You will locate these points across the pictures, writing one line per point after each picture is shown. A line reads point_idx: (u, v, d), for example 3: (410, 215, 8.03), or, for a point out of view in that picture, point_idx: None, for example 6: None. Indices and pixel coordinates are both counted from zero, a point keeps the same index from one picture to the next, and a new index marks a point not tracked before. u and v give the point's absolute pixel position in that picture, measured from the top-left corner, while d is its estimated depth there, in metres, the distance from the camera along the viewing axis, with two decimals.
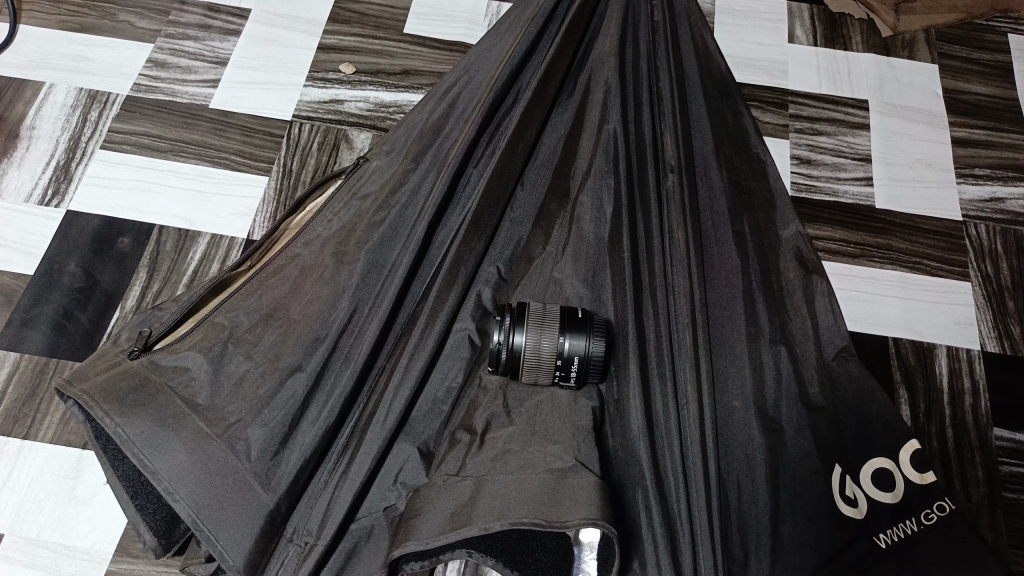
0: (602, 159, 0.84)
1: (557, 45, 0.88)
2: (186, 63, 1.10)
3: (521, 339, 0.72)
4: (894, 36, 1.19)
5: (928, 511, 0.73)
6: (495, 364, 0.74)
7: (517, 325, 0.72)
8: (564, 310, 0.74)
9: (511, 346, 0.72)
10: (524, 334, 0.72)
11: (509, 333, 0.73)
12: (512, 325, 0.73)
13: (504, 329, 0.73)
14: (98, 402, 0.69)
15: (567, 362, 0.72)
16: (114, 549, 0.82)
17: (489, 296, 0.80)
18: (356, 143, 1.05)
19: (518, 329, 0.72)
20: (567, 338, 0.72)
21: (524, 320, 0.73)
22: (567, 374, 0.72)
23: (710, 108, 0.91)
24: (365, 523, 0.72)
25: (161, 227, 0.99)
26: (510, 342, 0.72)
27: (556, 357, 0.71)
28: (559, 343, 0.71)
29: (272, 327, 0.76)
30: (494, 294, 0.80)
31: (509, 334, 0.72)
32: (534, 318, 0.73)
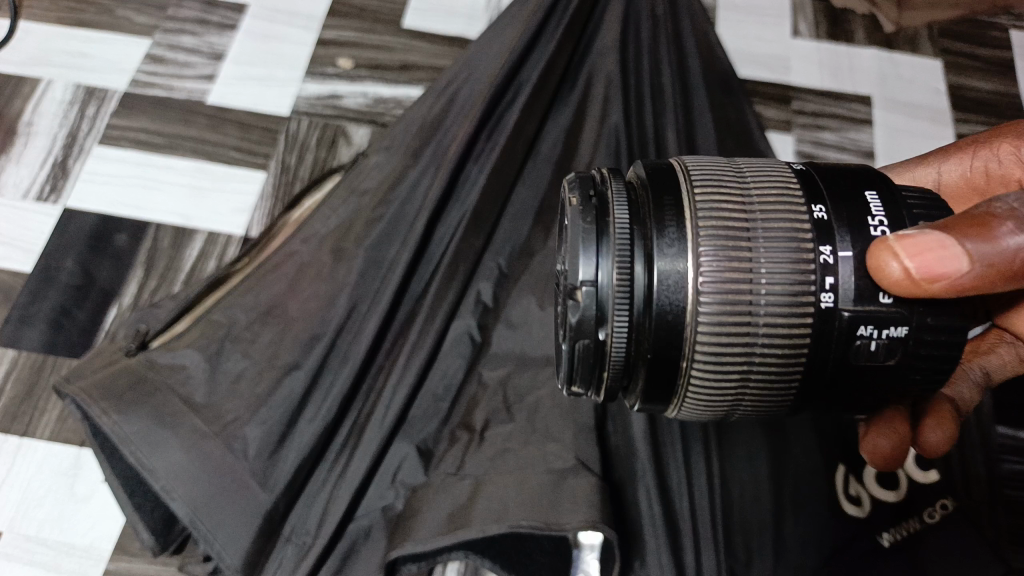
0: (603, 154, 0.83)
1: (558, 38, 0.85)
2: (183, 58, 1.09)
3: (640, 273, 0.53)
4: (897, 31, 1.18)
5: (923, 510, 0.72)
6: (645, 337, 0.53)
7: (636, 253, 0.53)
8: (680, 184, 0.55)
9: (620, 271, 0.53)
10: (642, 266, 0.53)
11: (622, 265, 0.53)
12: (624, 254, 0.53)
13: (610, 255, 0.53)
14: (95, 400, 0.70)
15: (774, 260, 0.52)
16: (112, 548, 0.82)
17: (589, 303, 0.53)
18: (354, 139, 1.04)
19: (641, 256, 0.53)
20: (758, 246, 0.53)
21: (663, 221, 0.53)
22: (776, 279, 0.52)
23: (712, 102, 0.90)
24: (361, 524, 0.72)
25: (158, 224, 0.98)
26: (627, 277, 0.53)
27: (761, 258, 0.52)
28: (716, 236, 0.52)
29: (270, 324, 0.75)
30: (619, 304, 0.53)
31: (624, 265, 0.53)
32: (640, 211, 0.55)
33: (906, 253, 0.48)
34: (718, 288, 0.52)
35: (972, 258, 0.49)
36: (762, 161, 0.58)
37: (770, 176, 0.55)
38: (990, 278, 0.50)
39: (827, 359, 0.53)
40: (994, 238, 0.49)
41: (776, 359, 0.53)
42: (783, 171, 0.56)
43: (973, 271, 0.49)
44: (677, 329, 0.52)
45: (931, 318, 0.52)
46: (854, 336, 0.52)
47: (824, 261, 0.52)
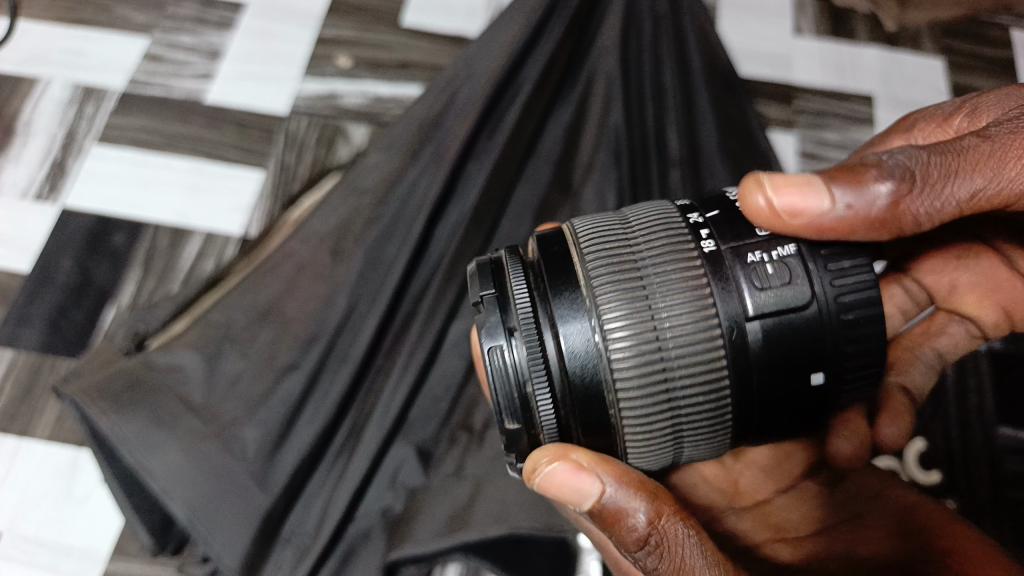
0: (604, 151, 0.83)
1: (559, 34, 0.84)
2: (182, 57, 1.09)
3: (548, 343, 0.53)
4: (899, 30, 1.17)
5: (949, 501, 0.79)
6: (570, 396, 0.52)
7: (543, 326, 0.53)
8: (569, 248, 0.55)
9: (530, 348, 0.52)
10: (548, 335, 0.53)
11: (527, 337, 0.53)
12: (529, 332, 0.53)
13: (517, 334, 0.53)
14: (92, 400, 0.69)
15: (682, 305, 0.51)
16: (109, 549, 0.81)
17: (509, 389, 0.53)
18: (353, 138, 1.03)
19: (547, 325, 0.53)
20: (662, 295, 0.51)
21: (558, 288, 0.53)
22: (678, 315, 0.51)
23: (716, 99, 0.88)
24: (361, 525, 0.71)
25: (156, 224, 0.98)
26: (532, 347, 0.53)
27: (660, 304, 0.51)
28: (616, 292, 0.52)
29: (268, 325, 0.75)
30: (534, 374, 0.52)
31: (527, 338, 0.53)
32: (535, 278, 0.56)
33: (769, 187, 0.51)
34: (627, 328, 0.51)
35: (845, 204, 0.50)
36: (646, 208, 0.57)
37: (655, 220, 0.55)
38: (852, 223, 0.51)
39: (766, 370, 0.52)
40: (862, 185, 0.50)
41: (700, 391, 0.52)
42: (664, 211, 0.56)
43: (819, 203, 0.50)
44: (592, 388, 0.52)
45: (851, 303, 0.52)
46: (777, 347, 0.51)
47: (723, 300, 0.51)
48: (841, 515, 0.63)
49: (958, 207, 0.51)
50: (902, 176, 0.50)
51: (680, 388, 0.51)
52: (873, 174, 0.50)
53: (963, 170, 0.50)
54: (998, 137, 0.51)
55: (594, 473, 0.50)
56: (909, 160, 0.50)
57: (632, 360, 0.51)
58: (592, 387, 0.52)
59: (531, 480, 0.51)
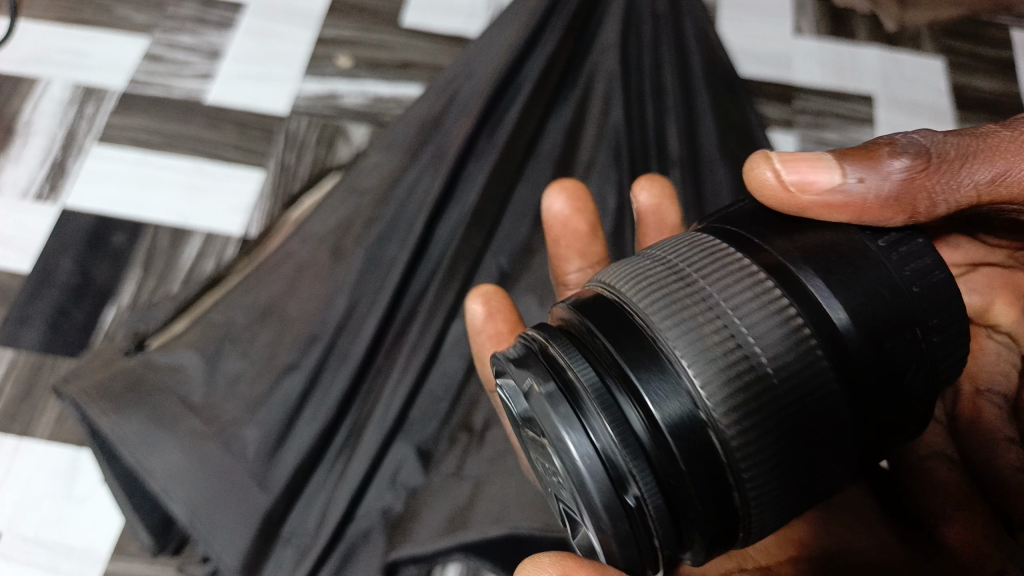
0: (605, 151, 0.85)
1: (559, 34, 0.84)
2: (182, 57, 1.09)
3: (631, 412, 0.46)
4: (898, 30, 1.17)
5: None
6: (675, 465, 0.45)
7: (616, 388, 0.47)
8: (621, 308, 0.49)
9: (611, 421, 0.46)
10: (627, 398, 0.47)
11: (608, 411, 0.46)
12: (605, 404, 0.46)
13: (591, 409, 0.47)
14: (93, 400, 0.69)
15: (777, 344, 0.46)
16: (110, 549, 0.81)
17: (595, 473, 0.46)
18: (353, 138, 1.03)
19: (626, 394, 0.47)
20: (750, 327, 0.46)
21: (626, 346, 0.47)
22: (772, 351, 0.46)
23: (717, 97, 0.88)
24: (362, 524, 0.71)
25: (156, 224, 0.98)
26: (616, 420, 0.46)
27: (745, 333, 0.46)
28: (695, 334, 0.46)
29: (268, 324, 0.75)
30: (633, 460, 0.45)
31: (607, 413, 0.46)
32: (586, 347, 0.49)
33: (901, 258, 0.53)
34: (719, 371, 0.45)
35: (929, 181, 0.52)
36: (677, 245, 0.52)
37: (692, 254, 0.50)
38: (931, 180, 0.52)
39: (868, 391, 0.47)
40: (878, 163, 0.52)
41: (817, 424, 0.46)
42: (703, 245, 0.51)
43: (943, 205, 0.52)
44: (701, 437, 0.45)
45: (914, 283, 0.49)
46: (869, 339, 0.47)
47: (811, 320, 0.47)
48: (860, 541, 0.62)
49: (976, 190, 0.53)
50: (915, 182, 0.51)
51: (790, 427, 0.46)
52: (893, 157, 0.52)
53: (941, 170, 0.52)
54: (949, 138, 0.53)
55: None
56: (911, 182, 0.51)
57: (733, 396, 0.45)
58: (690, 433, 0.45)
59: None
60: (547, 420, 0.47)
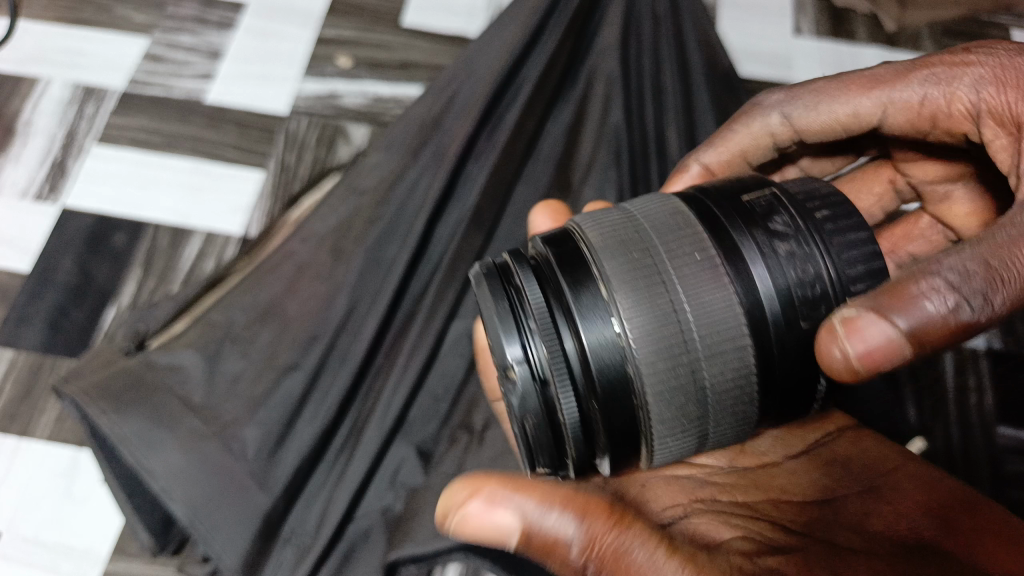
0: (605, 150, 0.83)
1: (559, 34, 0.84)
2: (181, 57, 1.09)
3: (569, 342, 0.50)
4: (898, 31, 1.17)
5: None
6: (593, 397, 0.49)
7: (560, 321, 0.50)
8: (581, 247, 0.54)
9: (549, 344, 0.50)
10: (569, 333, 0.50)
11: (547, 335, 0.50)
12: (547, 330, 0.50)
13: (534, 335, 0.51)
14: (93, 400, 0.69)
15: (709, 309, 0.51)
16: (110, 549, 0.82)
17: (528, 391, 0.50)
18: (353, 138, 1.03)
19: (570, 326, 0.50)
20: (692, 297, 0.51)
21: (580, 284, 0.51)
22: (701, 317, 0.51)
23: (717, 98, 0.88)
24: (361, 524, 0.71)
25: (156, 224, 0.98)
26: (552, 346, 0.50)
27: (686, 300, 0.51)
28: (639, 291, 0.50)
29: (268, 324, 0.75)
30: (558, 379, 0.49)
31: (546, 337, 0.50)
32: (545, 280, 0.53)
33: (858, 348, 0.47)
34: (656, 333, 0.50)
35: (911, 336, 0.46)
36: (645, 202, 0.57)
37: (657, 214, 0.55)
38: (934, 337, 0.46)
39: (783, 371, 0.52)
40: (915, 304, 0.45)
41: (725, 395, 0.52)
42: (669, 207, 0.56)
43: (899, 358, 0.46)
44: (625, 388, 0.50)
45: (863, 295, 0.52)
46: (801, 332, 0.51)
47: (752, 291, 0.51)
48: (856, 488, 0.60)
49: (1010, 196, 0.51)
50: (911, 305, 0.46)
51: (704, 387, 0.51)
52: (931, 301, 0.45)
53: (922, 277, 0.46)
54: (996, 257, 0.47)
55: (508, 504, 0.50)
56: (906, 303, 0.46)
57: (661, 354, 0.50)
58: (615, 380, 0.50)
59: (449, 524, 0.52)
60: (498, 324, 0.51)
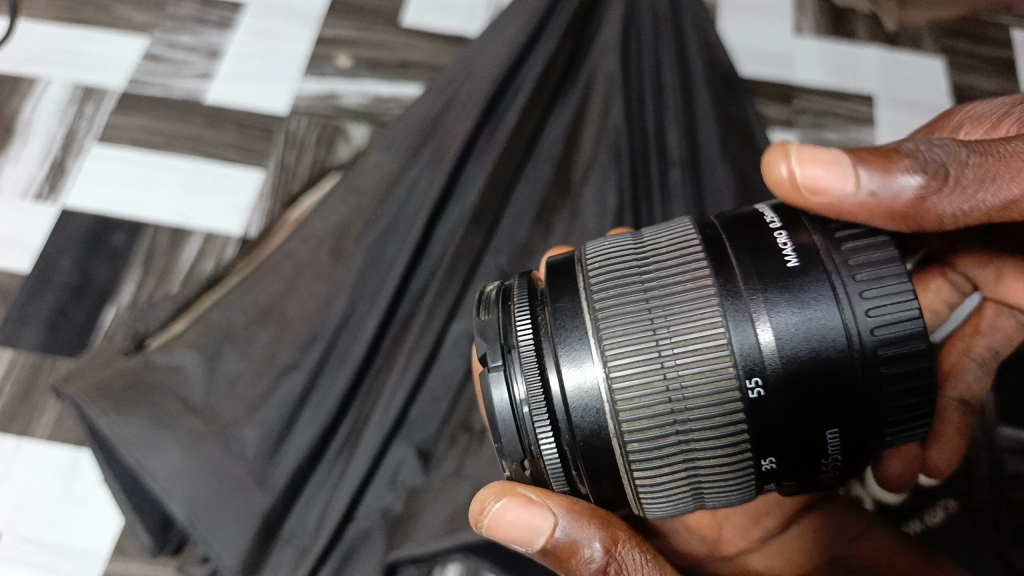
0: (605, 151, 0.83)
1: (559, 33, 0.84)
2: (181, 57, 1.09)
3: (553, 383, 0.51)
4: (898, 30, 1.17)
5: (913, 523, 0.74)
6: (575, 439, 0.51)
7: (544, 359, 0.52)
8: (575, 280, 0.54)
9: (529, 381, 0.52)
10: (554, 375, 0.51)
11: (532, 376, 0.52)
12: (530, 368, 0.52)
13: (517, 369, 0.52)
14: (93, 400, 0.69)
15: (694, 350, 0.49)
16: (109, 549, 0.81)
17: (505, 415, 0.52)
18: (353, 138, 1.03)
19: (552, 364, 0.51)
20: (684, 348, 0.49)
21: (562, 321, 0.52)
22: (684, 356, 0.49)
23: (718, 97, 0.88)
24: (361, 525, 0.71)
25: (156, 224, 0.98)
26: (535, 386, 0.51)
27: (673, 349, 0.49)
28: (622, 337, 0.50)
29: (268, 324, 0.74)
30: (537, 419, 0.51)
31: (531, 377, 0.52)
32: (540, 315, 0.54)
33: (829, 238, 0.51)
34: (630, 373, 0.50)
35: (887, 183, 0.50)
36: (660, 228, 0.56)
37: (672, 242, 0.53)
38: (871, 211, 0.50)
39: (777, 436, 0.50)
40: (891, 172, 0.49)
41: (710, 439, 0.50)
42: (679, 234, 0.54)
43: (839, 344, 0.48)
44: (599, 437, 0.50)
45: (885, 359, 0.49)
46: (800, 380, 0.48)
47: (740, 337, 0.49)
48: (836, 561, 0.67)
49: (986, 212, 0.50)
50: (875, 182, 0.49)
51: (686, 428, 0.50)
52: (902, 162, 0.50)
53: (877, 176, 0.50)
54: (973, 157, 0.50)
55: (545, 507, 0.50)
56: (883, 178, 0.49)
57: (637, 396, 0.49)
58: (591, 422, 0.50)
59: (479, 526, 0.51)
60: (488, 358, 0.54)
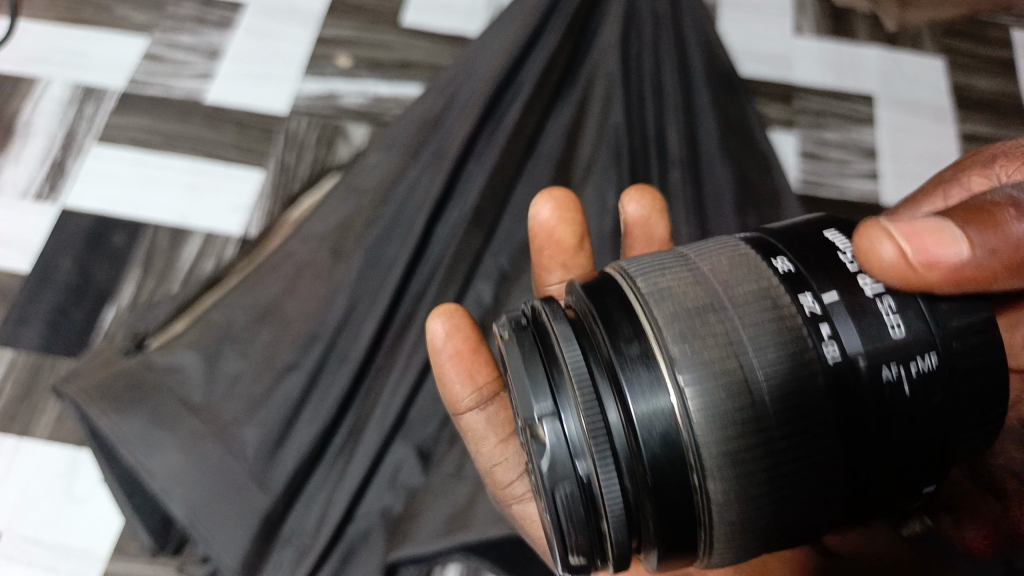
0: (605, 151, 0.83)
1: (559, 34, 0.84)
2: (181, 57, 1.09)
3: (614, 413, 0.44)
4: (898, 31, 1.17)
5: None
6: (643, 481, 0.42)
7: (600, 381, 0.44)
8: (626, 298, 0.46)
9: (589, 415, 0.43)
10: (614, 404, 0.44)
11: (591, 408, 0.44)
12: (586, 399, 0.44)
13: (573, 400, 0.45)
14: (92, 400, 0.69)
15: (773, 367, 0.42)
16: (110, 549, 0.81)
17: (560, 449, 0.44)
18: (353, 138, 1.03)
19: (611, 395, 0.44)
20: (762, 356, 0.42)
21: (620, 343, 0.44)
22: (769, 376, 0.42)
23: (717, 98, 0.88)
24: (361, 525, 0.71)
25: (156, 224, 0.97)
26: (597, 417, 0.44)
27: (755, 360, 0.42)
28: (694, 352, 0.42)
29: (268, 324, 0.74)
30: (601, 464, 0.43)
31: (592, 408, 0.44)
32: (587, 342, 0.46)
33: (899, 233, 0.45)
34: (715, 396, 0.41)
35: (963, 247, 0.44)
36: (704, 243, 0.49)
37: (721, 255, 0.47)
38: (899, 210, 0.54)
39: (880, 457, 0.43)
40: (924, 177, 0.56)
41: (817, 469, 0.42)
42: (728, 247, 0.48)
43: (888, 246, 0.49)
44: (680, 473, 0.42)
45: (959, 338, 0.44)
46: (903, 399, 0.43)
47: (833, 353, 0.42)
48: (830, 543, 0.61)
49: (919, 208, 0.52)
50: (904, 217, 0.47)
51: (775, 458, 0.41)
52: (999, 224, 0.45)
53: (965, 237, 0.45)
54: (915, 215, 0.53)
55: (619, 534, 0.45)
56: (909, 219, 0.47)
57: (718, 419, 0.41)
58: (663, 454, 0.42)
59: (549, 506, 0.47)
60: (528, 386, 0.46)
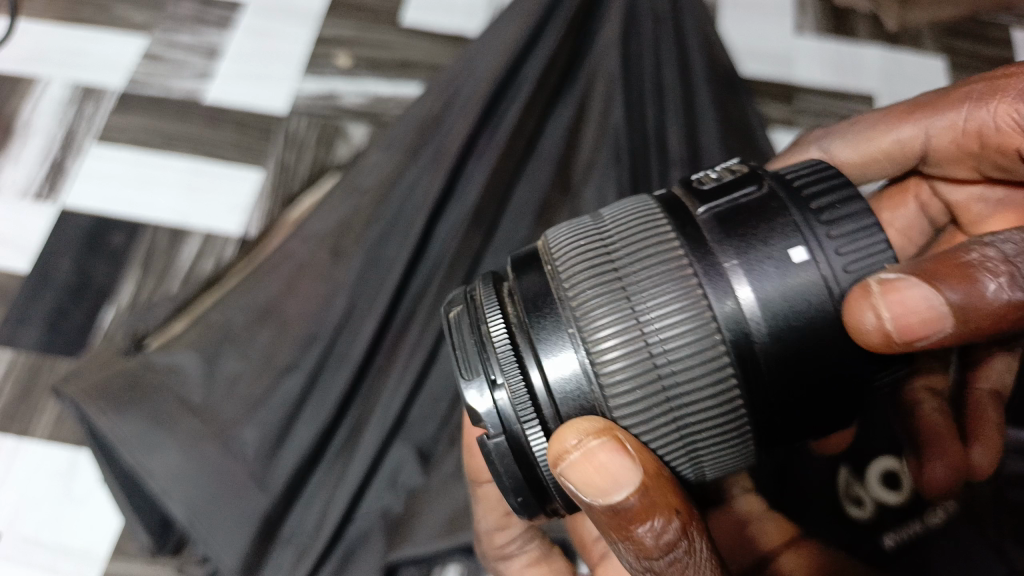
0: (605, 151, 0.83)
1: (559, 34, 0.84)
2: (181, 57, 1.09)
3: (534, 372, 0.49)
4: (898, 31, 1.17)
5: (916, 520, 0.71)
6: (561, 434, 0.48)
7: (523, 355, 0.49)
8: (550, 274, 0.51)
9: (509, 376, 0.49)
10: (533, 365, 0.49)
11: (510, 368, 0.49)
12: (508, 363, 0.49)
13: (495, 362, 0.50)
14: (92, 400, 0.69)
15: (668, 334, 0.47)
16: (109, 549, 0.81)
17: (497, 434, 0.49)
18: (353, 138, 1.02)
19: (531, 358, 0.49)
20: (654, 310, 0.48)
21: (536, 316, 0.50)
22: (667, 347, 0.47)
23: (716, 98, 0.88)
24: (361, 525, 0.71)
25: (155, 223, 0.97)
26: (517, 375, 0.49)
27: (650, 313, 0.47)
28: (598, 313, 0.48)
29: (268, 325, 0.74)
30: (523, 413, 0.49)
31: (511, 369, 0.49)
32: (511, 310, 0.52)
33: (887, 308, 0.43)
34: (620, 352, 0.47)
35: (942, 307, 0.43)
36: (626, 206, 0.54)
37: (633, 220, 0.52)
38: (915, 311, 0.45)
39: (781, 395, 0.48)
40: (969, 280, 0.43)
41: (708, 410, 0.48)
42: (642, 210, 0.52)
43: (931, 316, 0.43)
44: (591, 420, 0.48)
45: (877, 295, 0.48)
46: (793, 343, 0.47)
47: (728, 304, 0.47)
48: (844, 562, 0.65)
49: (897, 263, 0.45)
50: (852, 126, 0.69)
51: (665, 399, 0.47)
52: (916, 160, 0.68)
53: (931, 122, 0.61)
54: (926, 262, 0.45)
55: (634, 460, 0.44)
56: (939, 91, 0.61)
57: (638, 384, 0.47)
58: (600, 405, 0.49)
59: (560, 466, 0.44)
60: (458, 370, 0.51)
